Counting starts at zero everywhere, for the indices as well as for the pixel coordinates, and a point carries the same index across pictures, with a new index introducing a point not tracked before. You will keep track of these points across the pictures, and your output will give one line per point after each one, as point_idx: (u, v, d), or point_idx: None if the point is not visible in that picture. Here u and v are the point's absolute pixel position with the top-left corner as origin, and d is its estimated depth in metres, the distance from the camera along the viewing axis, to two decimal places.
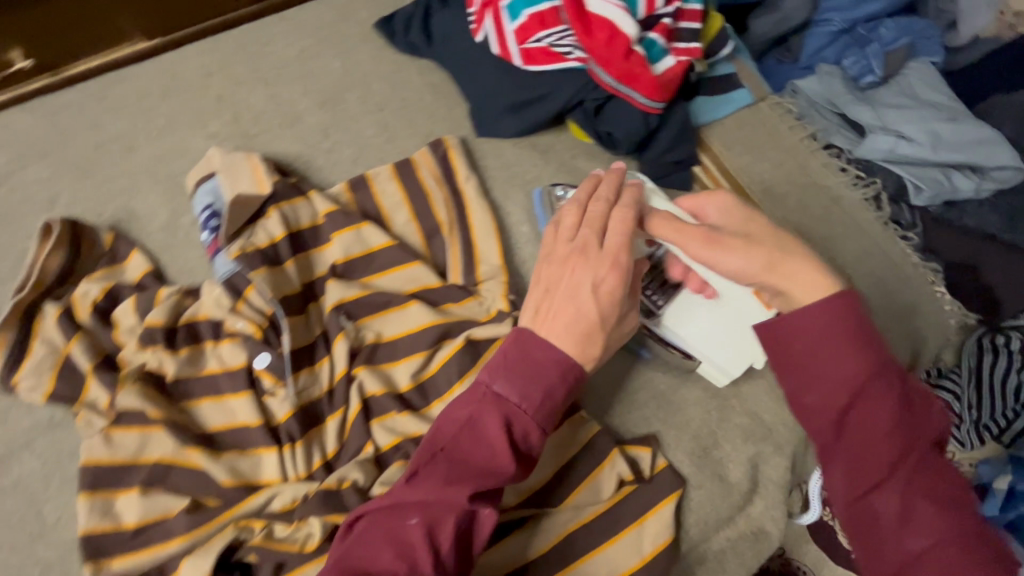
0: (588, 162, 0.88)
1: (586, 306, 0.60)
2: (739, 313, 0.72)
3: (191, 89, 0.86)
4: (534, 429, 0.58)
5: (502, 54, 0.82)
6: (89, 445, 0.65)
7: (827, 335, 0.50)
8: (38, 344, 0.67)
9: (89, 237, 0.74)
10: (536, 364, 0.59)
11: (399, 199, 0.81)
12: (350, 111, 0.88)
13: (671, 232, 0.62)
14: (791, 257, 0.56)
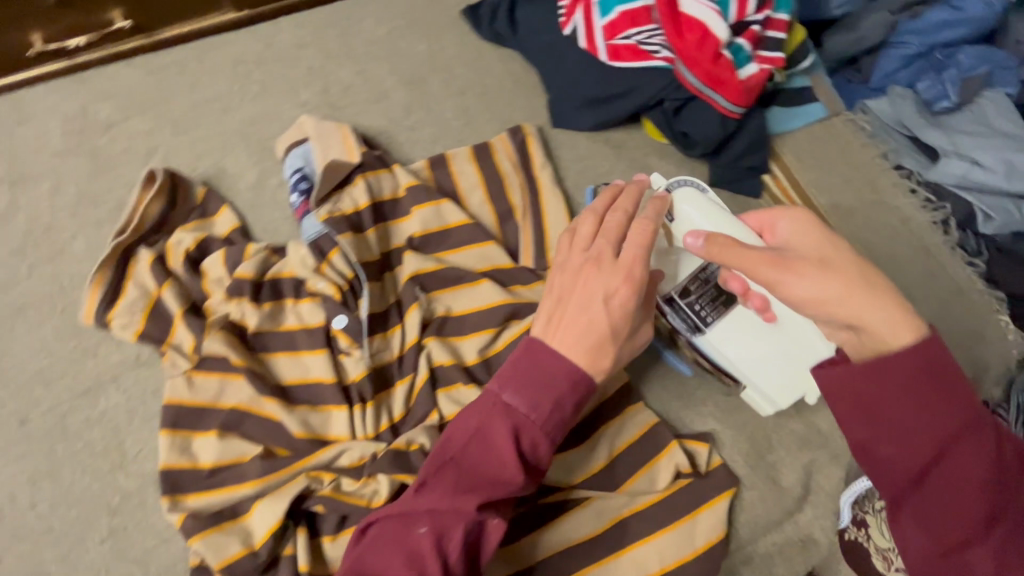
0: (661, 161, 0.89)
1: (598, 318, 0.58)
2: (795, 340, 0.69)
3: (285, 58, 0.89)
4: (544, 438, 0.57)
5: (589, 48, 0.84)
6: (172, 385, 0.68)
7: (900, 380, 0.44)
8: (132, 286, 0.71)
9: (185, 189, 0.77)
10: (547, 373, 0.57)
11: (476, 180, 0.84)
12: (432, 91, 0.90)
13: (733, 257, 0.54)
14: (864, 291, 0.49)
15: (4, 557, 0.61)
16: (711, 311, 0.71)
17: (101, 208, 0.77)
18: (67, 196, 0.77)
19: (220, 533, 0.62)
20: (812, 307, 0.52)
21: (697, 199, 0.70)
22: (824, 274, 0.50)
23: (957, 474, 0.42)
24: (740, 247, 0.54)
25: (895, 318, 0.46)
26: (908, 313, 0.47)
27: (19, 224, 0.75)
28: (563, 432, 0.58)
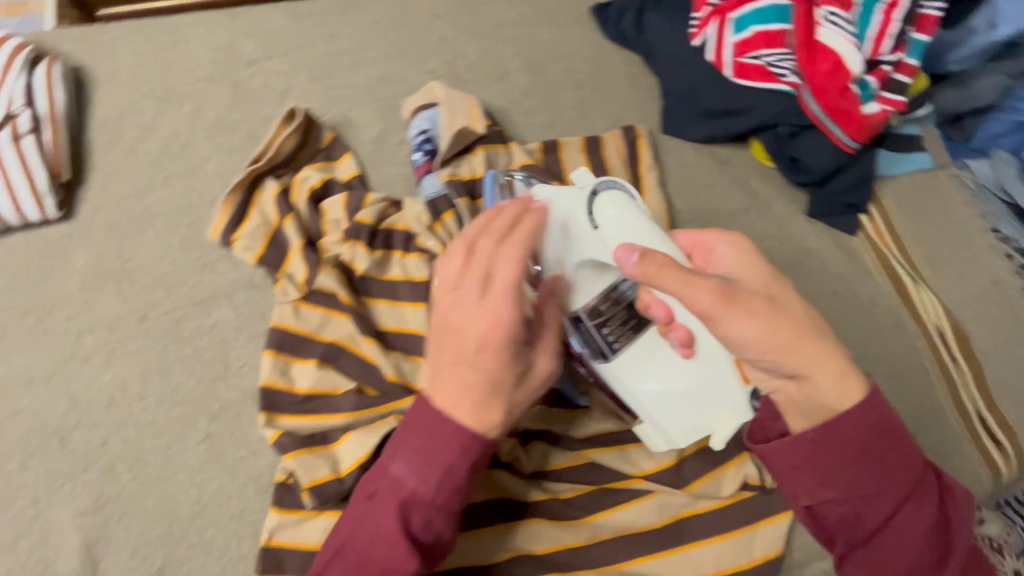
0: (762, 183, 0.91)
1: (478, 369, 0.56)
2: (713, 378, 0.62)
3: (418, 24, 0.92)
4: (436, 513, 0.57)
5: (716, 62, 0.87)
6: (281, 310, 0.72)
7: (843, 443, 0.56)
8: (256, 213, 0.75)
9: (315, 132, 0.82)
10: (432, 441, 0.56)
11: (584, 171, 0.86)
12: (553, 80, 0.93)
13: (674, 282, 0.54)
14: (809, 347, 0.57)
15: (110, 440, 0.66)
16: (620, 336, 0.64)
17: (235, 136, 0.81)
18: (206, 120, 0.81)
19: (310, 457, 0.65)
20: (753, 349, 0.56)
21: (623, 206, 0.63)
22: (774, 319, 0.56)
23: (905, 519, 0.57)
24: (682, 273, 0.54)
25: (839, 379, 0.57)
26: (840, 368, 0.57)
27: (160, 138, 0.79)
28: (458, 502, 0.58)
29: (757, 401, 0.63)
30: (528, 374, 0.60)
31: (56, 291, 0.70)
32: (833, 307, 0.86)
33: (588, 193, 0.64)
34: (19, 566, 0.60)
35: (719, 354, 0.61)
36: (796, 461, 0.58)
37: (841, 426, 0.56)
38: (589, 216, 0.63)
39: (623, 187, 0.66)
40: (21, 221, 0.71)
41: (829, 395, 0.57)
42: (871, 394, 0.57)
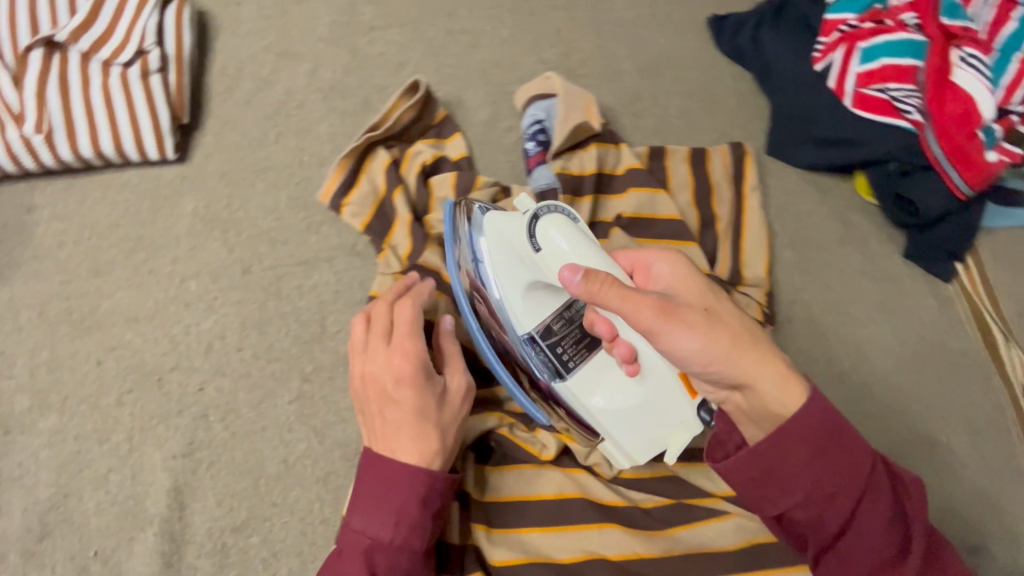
0: (861, 218, 0.89)
1: (397, 402, 0.59)
2: (663, 396, 0.61)
3: (536, 13, 0.91)
4: (398, 553, 0.54)
5: (836, 89, 0.85)
6: (382, 281, 0.71)
7: (800, 446, 0.53)
8: (366, 180, 0.74)
9: (430, 107, 0.81)
10: (381, 482, 0.55)
11: (687, 181, 0.84)
12: (663, 86, 0.92)
13: (615, 299, 0.54)
14: (747, 356, 0.55)
15: (205, 387, 0.65)
16: (574, 353, 0.64)
17: (348, 101, 0.81)
18: (322, 82, 0.81)
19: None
20: (696, 361, 0.56)
21: (566, 230, 0.59)
22: (709, 330, 0.55)
23: (867, 515, 0.53)
24: (623, 288, 0.54)
25: (782, 383, 0.55)
26: (780, 375, 0.55)
27: (276, 94, 0.79)
28: (423, 539, 0.55)
29: (713, 417, 0.61)
30: (456, 405, 0.61)
31: (165, 232, 0.70)
32: (920, 351, 0.84)
33: (528, 219, 0.60)
34: (109, 500, 0.60)
35: (666, 369, 0.60)
36: (753, 474, 0.55)
37: (791, 429, 0.53)
38: (533, 240, 0.60)
39: (562, 207, 0.62)
40: (139, 158, 0.71)
41: (774, 402, 0.54)
42: (816, 391, 0.55)
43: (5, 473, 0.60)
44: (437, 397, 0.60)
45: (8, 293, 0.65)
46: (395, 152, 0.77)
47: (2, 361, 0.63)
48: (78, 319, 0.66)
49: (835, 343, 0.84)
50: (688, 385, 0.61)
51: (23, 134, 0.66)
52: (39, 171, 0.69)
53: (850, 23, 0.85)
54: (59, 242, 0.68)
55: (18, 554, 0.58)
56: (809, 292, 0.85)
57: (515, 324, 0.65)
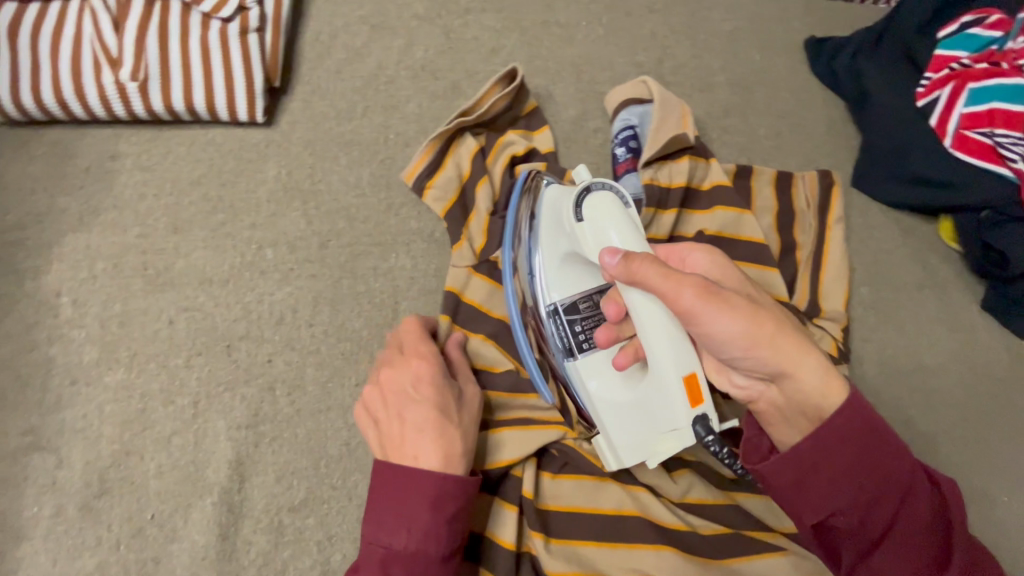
0: (942, 262, 0.87)
1: (414, 403, 0.56)
2: (659, 399, 0.55)
3: (633, 14, 0.89)
4: (418, 562, 0.50)
5: (937, 127, 0.82)
6: (455, 275, 0.68)
7: (845, 443, 0.50)
8: (451, 165, 0.72)
9: (522, 97, 0.78)
10: (395, 488, 0.52)
11: (771, 205, 0.82)
12: (754, 104, 0.89)
13: (656, 276, 0.51)
14: (788, 345, 0.52)
15: (274, 359, 0.64)
16: (592, 336, 0.63)
17: (438, 82, 0.78)
18: (414, 59, 0.79)
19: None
20: (737, 347, 0.52)
21: (616, 215, 0.56)
22: (754, 315, 0.51)
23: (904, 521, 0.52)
24: (662, 266, 0.51)
25: (823, 376, 0.52)
26: (821, 367, 0.52)
27: (367, 67, 0.77)
28: (440, 543, 0.51)
29: (710, 434, 0.53)
30: (473, 408, 0.59)
31: (245, 196, 0.68)
32: (996, 407, 0.81)
33: (579, 189, 0.58)
34: (170, 464, 0.59)
35: (672, 369, 0.53)
36: (790, 480, 0.51)
37: (835, 424, 0.50)
38: (577, 210, 0.57)
39: (617, 186, 0.59)
40: (228, 117, 0.69)
41: (814, 394, 0.52)
42: (853, 387, 0.52)
43: (69, 424, 0.59)
44: (456, 398, 0.58)
45: (85, 241, 0.64)
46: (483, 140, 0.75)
47: (75, 309, 0.62)
48: (153, 275, 0.64)
49: (907, 387, 0.81)
50: (693, 392, 0.53)
51: (118, 80, 0.65)
52: (128, 119, 0.68)
53: (963, 61, 0.82)
54: (140, 194, 0.66)
55: (76, 509, 0.56)
56: (883, 332, 0.83)
57: (542, 293, 0.63)
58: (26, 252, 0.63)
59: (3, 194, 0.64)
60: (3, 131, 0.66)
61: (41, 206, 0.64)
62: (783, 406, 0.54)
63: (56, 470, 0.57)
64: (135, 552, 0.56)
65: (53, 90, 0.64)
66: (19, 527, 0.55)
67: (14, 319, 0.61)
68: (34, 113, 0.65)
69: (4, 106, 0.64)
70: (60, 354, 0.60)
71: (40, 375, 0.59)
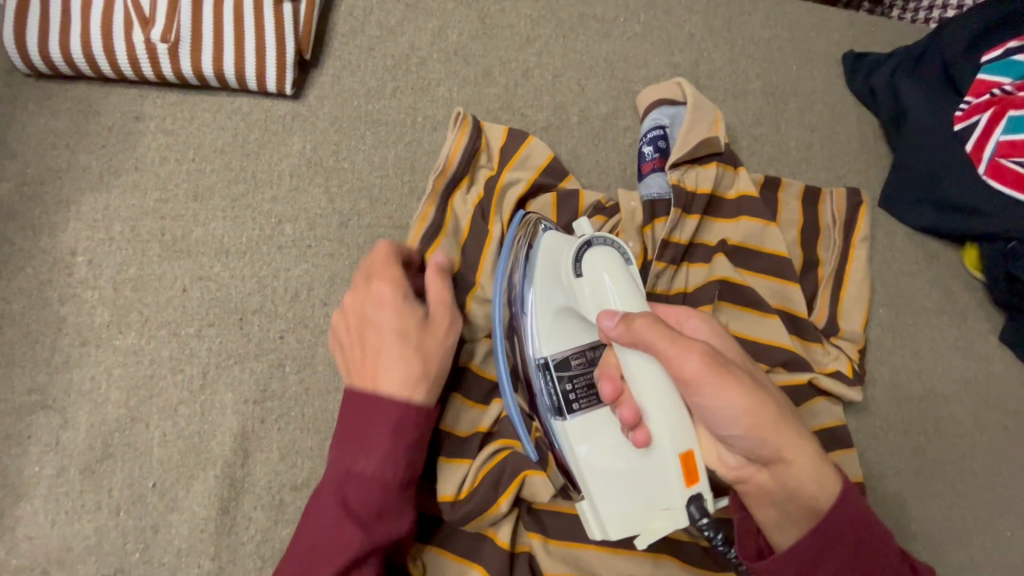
0: (963, 289, 0.85)
1: (381, 325, 0.56)
2: (654, 472, 0.51)
3: (672, 14, 0.87)
4: (376, 489, 0.50)
5: (971, 152, 0.80)
6: (472, 351, 0.66)
7: (842, 539, 0.51)
8: (449, 237, 0.67)
9: (488, 129, 0.72)
10: (364, 413, 0.52)
11: (795, 219, 0.81)
12: (787, 115, 0.88)
13: (662, 340, 0.49)
14: (786, 429, 0.51)
15: (286, 336, 0.63)
16: (583, 395, 0.58)
17: (471, 68, 0.77)
18: (447, 43, 0.77)
19: (489, 517, 0.59)
20: (737, 426, 0.50)
21: (615, 269, 0.54)
22: (756, 395, 0.50)
23: None
24: (668, 331, 0.49)
25: (815, 464, 0.52)
26: (816, 455, 0.52)
27: (400, 46, 0.75)
28: (398, 470, 0.51)
29: (705, 516, 0.49)
30: (439, 333, 0.58)
31: (268, 168, 0.67)
32: (1008, 440, 0.79)
33: (579, 242, 0.55)
34: (175, 433, 0.58)
35: (668, 443, 0.49)
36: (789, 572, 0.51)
37: (833, 522, 0.50)
38: (576, 265, 0.54)
39: (618, 242, 0.56)
40: (256, 87, 0.67)
41: (809, 484, 0.51)
42: (844, 479, 0.52)
43: (76, 385, 0.58)
44: (420, 321, 0.57)
45: (104, 201, 0.63)
46: (473, 187, 0.70)
47: (89, 270, 0.61)
48: (170, 242, 0.63)
49: (918, 413, 0.79)
50: (688, 469, 0.49)
51: (148, 40, 0.64)
52: (156, 82, 0.67)
53: (1006, 87, 0.79)
54: (162, 157, 0.65)
55: (78, 471, 0.56)
56: (899, 356, 0.81)
57: (533, 345, 0.59)
58: (45, 208, 0.62)
59: (25, 148, 0.63)
60: (29, 84, 0.65)
61: (62, 162, 0.63)
62: (773, 492, 0.53)
63: (60, 430, 0.57)
64: (134, 519, 0.56)
65: (81, 45, 0.63)
66: (20, 485, 0.55)
67: (28, 275, 0.60)
68: (61, 68, 0.64)
69: (32, 58, 0.63)
70: (72, 314, 0.60)
71: (50, 334, 0.59)
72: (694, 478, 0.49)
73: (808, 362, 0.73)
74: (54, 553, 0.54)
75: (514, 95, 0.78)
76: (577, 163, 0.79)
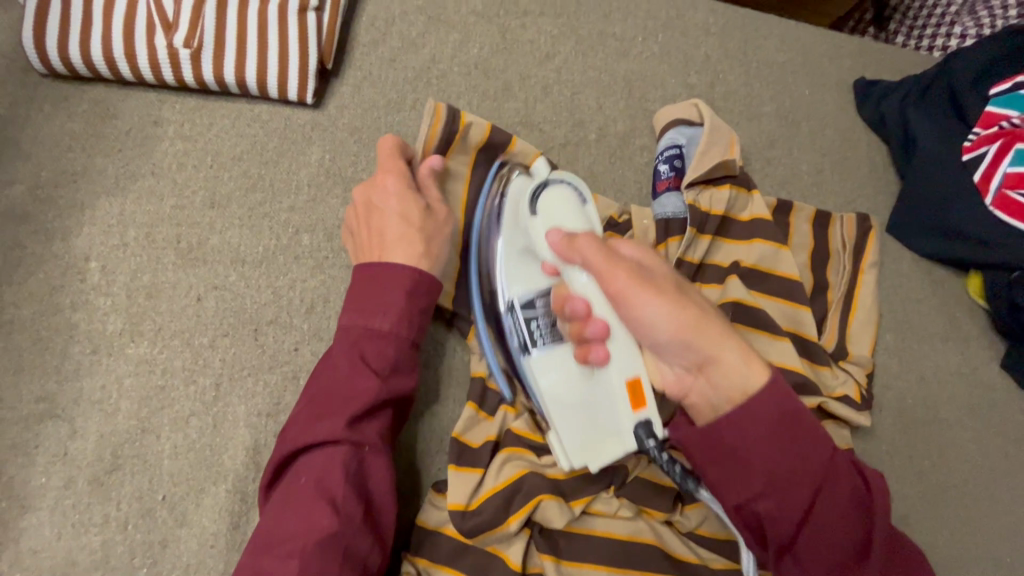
0: (967, 316, 0.87)
1: (388, 210, 0.59)
2: (607, 393, 0.57)
3: (690, 36, 0.88)
4: (391, 344, 0.54)
5: (979, 183, 0.81)
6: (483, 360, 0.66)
7: (765, 421, 0.48)
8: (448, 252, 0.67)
9: (469, 121, 0.68)
10: (377, 276, 0.55)
11: (806, 243, 0.81)
12: (799, 138, 0.89)
13: (596, 256, 0.53)
14: (715, 328, 0.51)
15: (301, 348, 0.62)
16: (548, 333, 0.60)
17: (491, 82, 0.77)
18: (468, 56, 0.77)
19: (499, 532, 0.58)
20: (666, 333, 0.52)
21: (569, 206, 0.59)
22: (681, 300, 0.51)
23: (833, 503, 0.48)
24: (602, 249, 0.53)
25: (743, 355, 0.50)
26: (745, 351, 0.50)
27: (421, 59, 0.75)
28: (410, 329, 0.55)
29: (652, 437, 0.56)
30: (441, 220, 0.61)
31: (286, 177, 0.67)
32: (1009, 465, 0.80)
33: (537, 183, 0.60)
34: (186, 446, 0.57)
35: (621, 367, 0.57)
36: (710, 448, 0.50)
37: (753, 404, 0.49)
38: (533, 203, 0.59)
39: (577, 183, 0.61)
40: (277, 95, 0.67)
41: (733, 380, 0.50)
42: (776, 376, 0.50)
43: (86, 394, 0.57)
44: (423, 209, 0.60)
45: (119, 206, 0.62)
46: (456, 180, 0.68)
47: (102, 276, 0.60)
48: (185, 249, 0.62)
49: (923, 438, 0.80)
50: (636, 395, 0.57)
51: (170, 44, 0.63)
52: (175, 86, 0.66)
53: (1014, 120, 0.80)
54: (179, 163, 0.64)
55: (86, 482, 0.55)
56: (904, 381, 0.82)
57: (503, 287, 0.61)
58: (59, 211, 0.61)
59: (41, 150, 0.62)
60: (45, 84, 0.64)
61: (78, 165, 0.62)
62: (709, 394, 0.52)
63: (69, 440, 0.55)
64: (143, 533, 0.54)
65: (101, 47, 0.62)
66: (26, 497, 0.53)
67: (39, 280, 0.59)
68: (80, 69, 0.63)
69: (51, 60, 0.62)
70: (83, 321, 0.58)
71: (61, 340, 0.58)
72: (643, 400, 0.57)
73: (818, 386, 0.73)
74: (59, 568, 0.52)
75: (533, 110, 0.78)
76: (594, 180, 0.79)
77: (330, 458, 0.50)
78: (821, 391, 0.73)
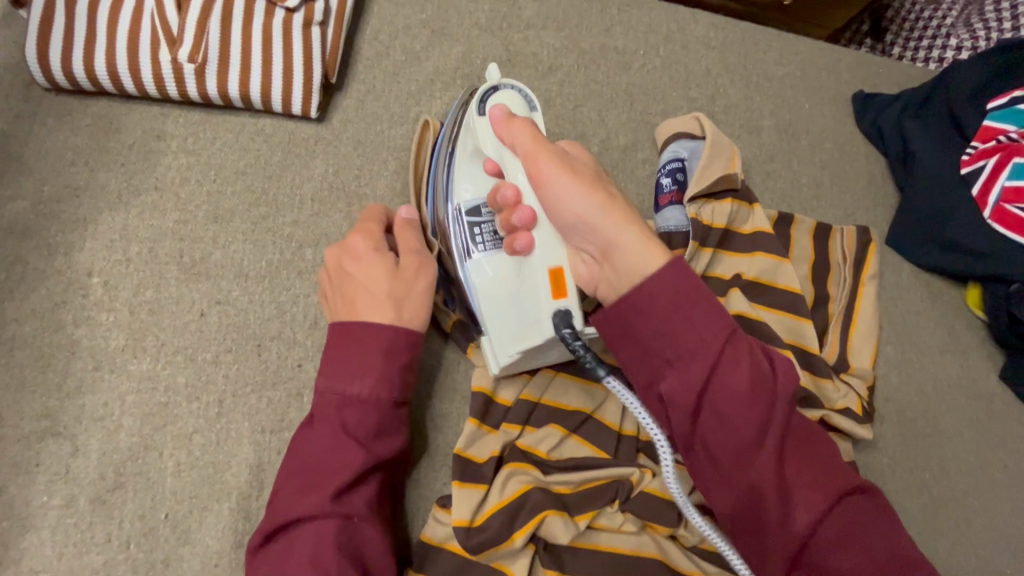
0: (966, 328, 0.87)
1: (356, 276, 0.58)
2: (531, 286, 0.56)
3: (692, 49, 0.89)
4: (372, 409, 0.53)
5: (977, 196, 0.81)
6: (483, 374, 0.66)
7: (661, 299, 0.48)
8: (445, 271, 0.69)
9: None
10: (357, 343, 0.54)
11: (807, 255, 0.82)
12: (799, 151, 0.90)
13: (526, 139, 0.53)
14: (624, 213, 0.51)
15: (305, 364, 0.61)
16: (490, 239, 0.60)
17: None
18: (472, 69, 0.77)
19: (504, 549, 0.58)
20: (579, 216, 0.51)
21: (517, 107, 0.58)
22: (592, 184, 0.52)
23: (731, 383, 0.47)
24: (533, 133, 0.54)
25: (645, 240, 0.50)
26: (650, 235, 0.50)
27: (425, 72, 0.75)
28: (392, 389, 0.54)
29: (568, 326, 0.52)
30: (410, 277, 0.58)
31: (289, 191, 0.66)
32: (1008, 477, 0.81)
33: (488, 87, 0.60)
34: (189, 463, 0.57)
35: (542, 259, 0.55)
36: (618, 328, 0.50)
37: (653, 285, 0.48)
38: (481, 104, 0.59)
39: (526, 91, 0.61)
40: (281, 109, 0.67)
41: (636, 262, 0.49)
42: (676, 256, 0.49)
43: (88, 412, 0.56)
44: (390, 270, 0.58)
45: (121, 221, 0.62)
46: None
47: (105, 291, 0.60)
48: (189, 264, 0.62)
49: (923, 450, 0.80)
50: (557, 285, 0.55)
51: (174, 59, 0.63)
52: (178, 100, 0.66)
53: (1011, 135, 0.81)
54: (182, 178, 0.64)
55: (87, 501, 0.54)
56: (904, 393, 0.83)
57: (450, 195, 0.62)
58: (61, 226, 0.60)
59: (43, 164, 0.62)
60: (48, 98, 0.64)
61: (80, 179, 0.62)
62: (612, 276, 0.52)
63: (70, 458, 0.55)
64: (145, 552, 0.54)
65: (105, 61, 0.62)
66: (27, 516, 0.53)
67: (41, 295, 0.58)
68: (83, 84, 0.63)
69: (54, 74, 0.62)
70: (85, 337, 0.58)
71: (62, 357, 0.57)
72: (564, 290, 0.54)
73: (819, 400, 0.73)
74: None
75: None
76: None
77: (321, 533, 0.49)
78: (822, 405, 0.73)
